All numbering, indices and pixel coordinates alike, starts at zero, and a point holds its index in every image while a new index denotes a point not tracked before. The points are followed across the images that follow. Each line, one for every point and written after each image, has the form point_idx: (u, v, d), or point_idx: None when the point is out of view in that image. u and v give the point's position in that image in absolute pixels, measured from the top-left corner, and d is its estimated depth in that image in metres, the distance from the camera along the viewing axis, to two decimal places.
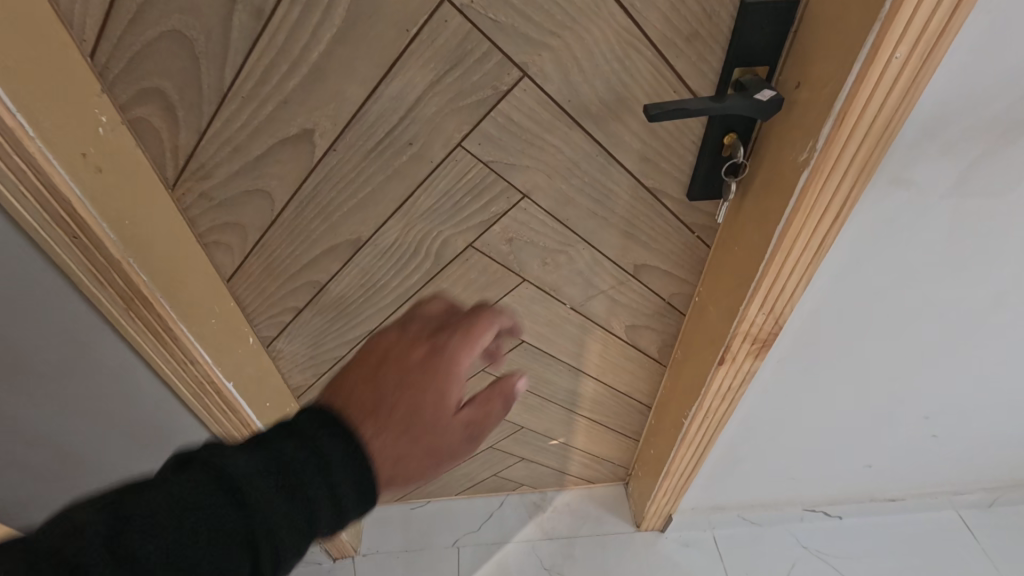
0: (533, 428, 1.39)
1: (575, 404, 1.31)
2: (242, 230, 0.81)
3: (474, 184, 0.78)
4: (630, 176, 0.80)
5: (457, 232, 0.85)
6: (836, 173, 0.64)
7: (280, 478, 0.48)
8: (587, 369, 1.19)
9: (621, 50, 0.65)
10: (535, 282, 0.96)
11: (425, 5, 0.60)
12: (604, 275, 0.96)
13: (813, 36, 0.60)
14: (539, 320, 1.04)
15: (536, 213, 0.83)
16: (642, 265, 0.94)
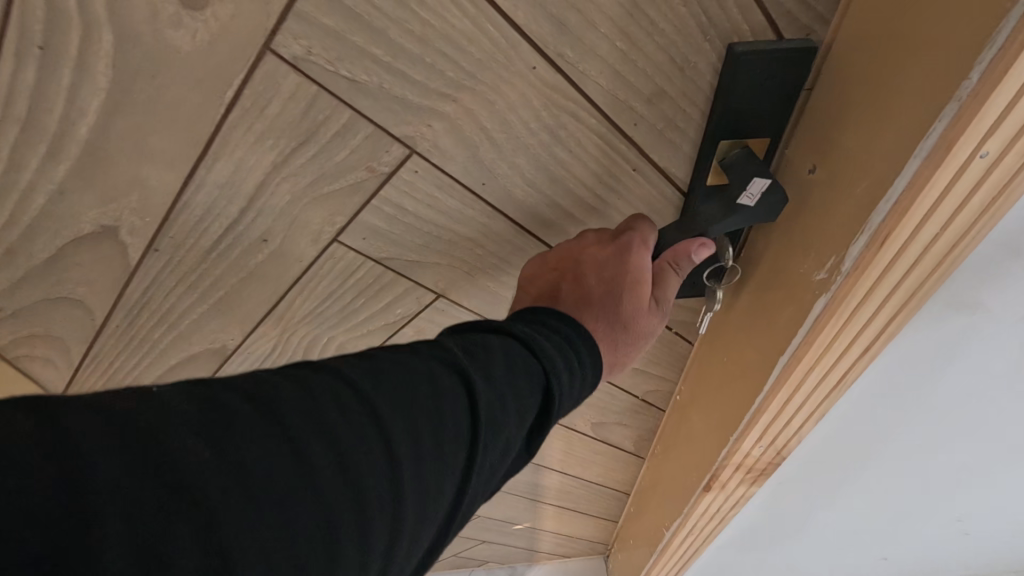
0: (492, 515, 1.18)
1: (539, 493, 1.10)
2: (60, 342, 0.60)
3: (368, 284, 0.57)
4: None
5: (356, 336, 0.64)
6: (869, 304, 0.44)
7: (415, 381, 0.32)
8: (549, 463, 0.98)
9: (551, 118, 0.44)
10: None
11: (236, 60, 0.38)
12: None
13: (835, 108, 0.40)
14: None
15: (457, 314, 0.62)
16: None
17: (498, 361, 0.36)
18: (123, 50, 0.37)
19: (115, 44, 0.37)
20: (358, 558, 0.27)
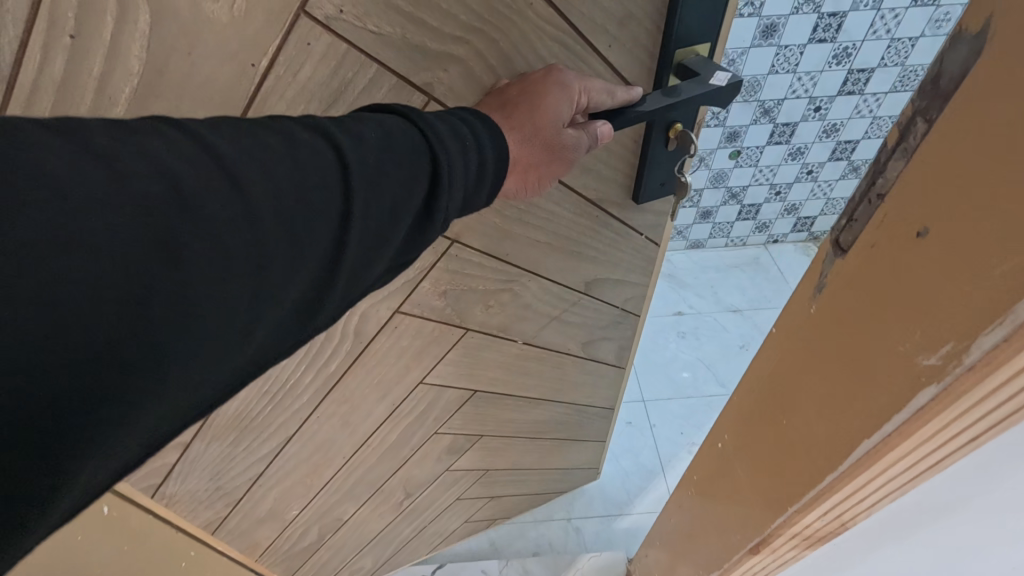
0: (499, 467, 1.25)
1: (540, 431, 1.19)
2: None
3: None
4: (573, 194, 0.66)
5: (377, 301, 0.66)
6: (987, 400, 0.38)
7: (276, 145, 0.35)
8: (547, 396, 1.07)
9: (545, 49, 0.51)
10: (480, 328, 0.80)
11: (272, 25, 0.40)
12: (554, 301, 0.83)
13: (967, 155, 0.33)
14: (489, 365, 0.89)
15: (467, 257, 0.67)
16: (594, 280, 0.83)
17: (371, 134, 0.39)
18: (160, 26, 0.37)
19: (151, 23, 0.37)
20: (216, 272, 0.31)
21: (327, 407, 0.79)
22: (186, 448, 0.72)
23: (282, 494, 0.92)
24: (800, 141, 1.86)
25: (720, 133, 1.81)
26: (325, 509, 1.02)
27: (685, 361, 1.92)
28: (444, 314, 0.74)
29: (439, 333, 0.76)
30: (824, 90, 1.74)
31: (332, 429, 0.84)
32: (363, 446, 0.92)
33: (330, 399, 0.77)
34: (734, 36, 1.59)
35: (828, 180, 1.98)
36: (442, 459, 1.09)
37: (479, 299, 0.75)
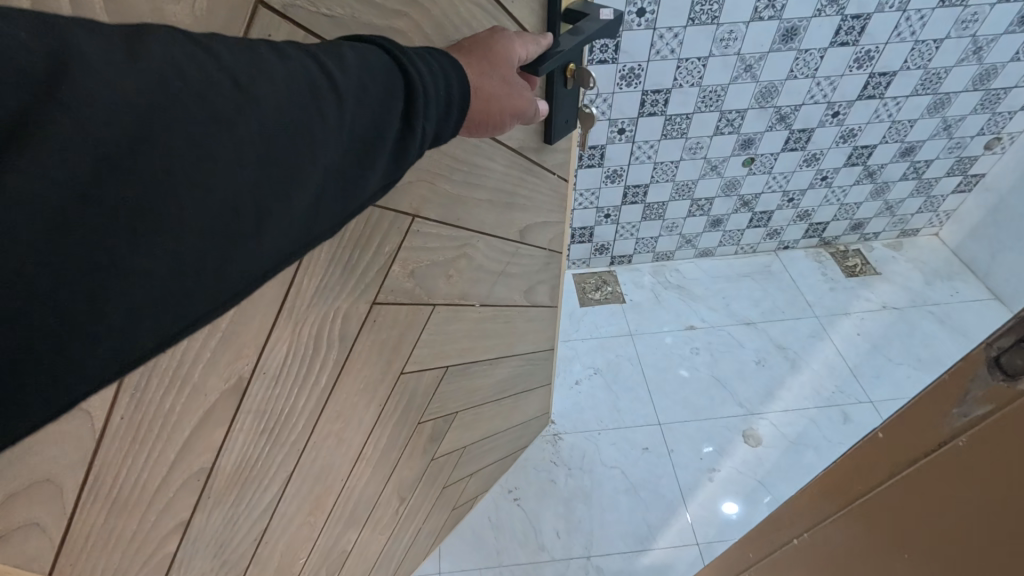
0: (474, 439, 1.30)
1: (501, 390, 1.25)
2: (53, 486, 0.47)
3: (363, 235, 0.61)
4: (502, 148, 0.73)
5: (355, 297, 0.66)
6: None
7: (271, 65, 0.35)
8: (504, 353, 1.14)
9: (467, 12, 0.55)
10: (445, 300, 0.83)
11: (234, 21, 0.39)
12: (499, 256, 0.89)
13: None
14: (456, 336, 0.92)
15: (427, 230, 0.70)
16: (526, 227, 0.91)
17: (351, 57, 0.39)
18: None
19: None
20: (208, 189, 0.31)
21: (321, 430, 0.76)
22: (186, 530, 0.64)
23: (287, 548, 0.86)
24: (816, 148, 1.81)
25: (731, 143, 1.75)
26: (330, 545, 0.97)
27: (702, 384, 1.82)
28: (414, 294, 0.76)
29: (411, 315, 0.78)
30: (843, 95, 1.67)
31: (329, 452, 0.80)
32: (358, 461, 0.89)
33: (323, 419, 0.75)
34: (751, 41, 1.50)
35: (843, 185, 1.94)
36: (427, 449, 1.09)
37: (440, 270, 0.78)
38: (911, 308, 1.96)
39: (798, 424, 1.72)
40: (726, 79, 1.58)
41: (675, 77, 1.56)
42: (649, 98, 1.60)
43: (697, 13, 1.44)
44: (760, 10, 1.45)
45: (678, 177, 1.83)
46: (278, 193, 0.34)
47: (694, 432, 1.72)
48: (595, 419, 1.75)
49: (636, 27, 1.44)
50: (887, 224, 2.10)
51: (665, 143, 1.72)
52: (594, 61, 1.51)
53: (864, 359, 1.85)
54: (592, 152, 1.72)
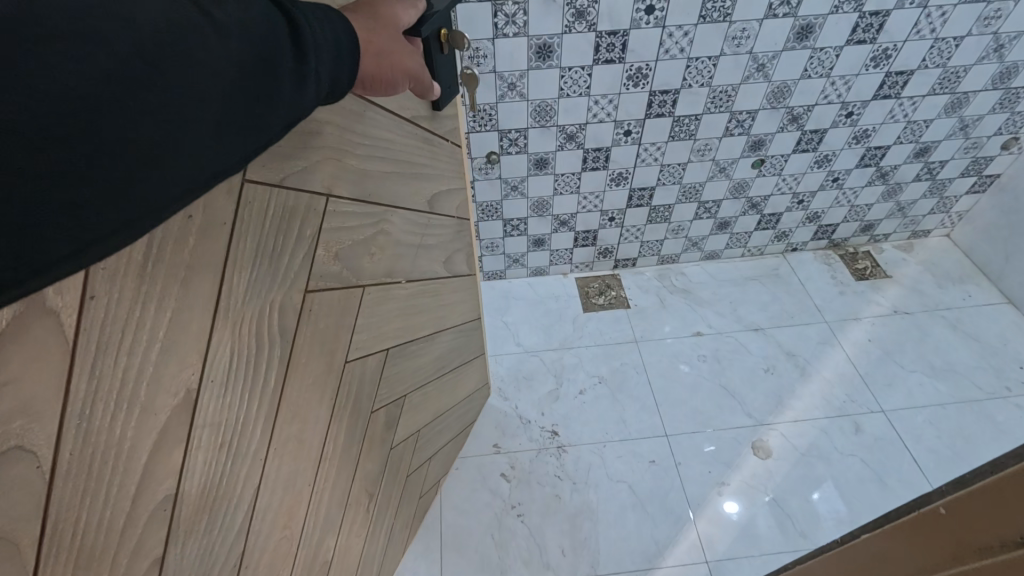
0: (426, 421, 1.32)
1: (441, 364, 1.28)
2: (10, 545, 0.42)
3: (283, 219, 0.61)
4: (399, 118, 0.75)
5: (288, 286, 0.66)
6: None
7: None
8: (438, 326, 1.17)
9: None
10: (373, 280, 0.84)
11: None
12: (413, 229, 0.91)
13: None
14: (390, 317, 0.93)
15: (343, 209, 0.71)
16: (433, 195, 0.94)
17: None
18: None
19: None
20: (97, 112, 0.30)
21: (280, 434, 0.74)
22: (163, 567, 0.60)
23: (270, 568, 0.83)
24: (828, 148, 1.75)
25: (742, 146, 1.71)
26: (311, 557, 0.95)
27: (711, 394, 1.80)
28: (343, 278, 0.76)
29: (344, 300, 0.78)
30: (859, 95, 1.60)
31: (292, 458, 0.78)
32: (322, 461, 0.88)
33: (280, 421, 0.73)
34: (764, 38, 1.43)
35: (854, 186, 1.90)
36: (384, 438, 1.10)
37: (363, 249, 0.79)
38: (918, 315, 1.95)
39: (810, 435, 1.69)
40: (737, 79, 1.51)
41: (684, 80, 1.50)
42: (657, 99, 1.54)
43: (708, 11, 1.36)
44: (775, 7, 1.36)
45: (686, 179, 1.80)
46: (178, 136, 0.35)
47: (704, 456, 1.66)
48: (600, 431, 1.73)
49: (643, 24, 1.37)
50: (897, 224, 2.08)
51: (672, 145, 1.68)
52: (597, 62, 1.43)
53: (875, 368, 1.83)
54: (595, 155, 1.68)
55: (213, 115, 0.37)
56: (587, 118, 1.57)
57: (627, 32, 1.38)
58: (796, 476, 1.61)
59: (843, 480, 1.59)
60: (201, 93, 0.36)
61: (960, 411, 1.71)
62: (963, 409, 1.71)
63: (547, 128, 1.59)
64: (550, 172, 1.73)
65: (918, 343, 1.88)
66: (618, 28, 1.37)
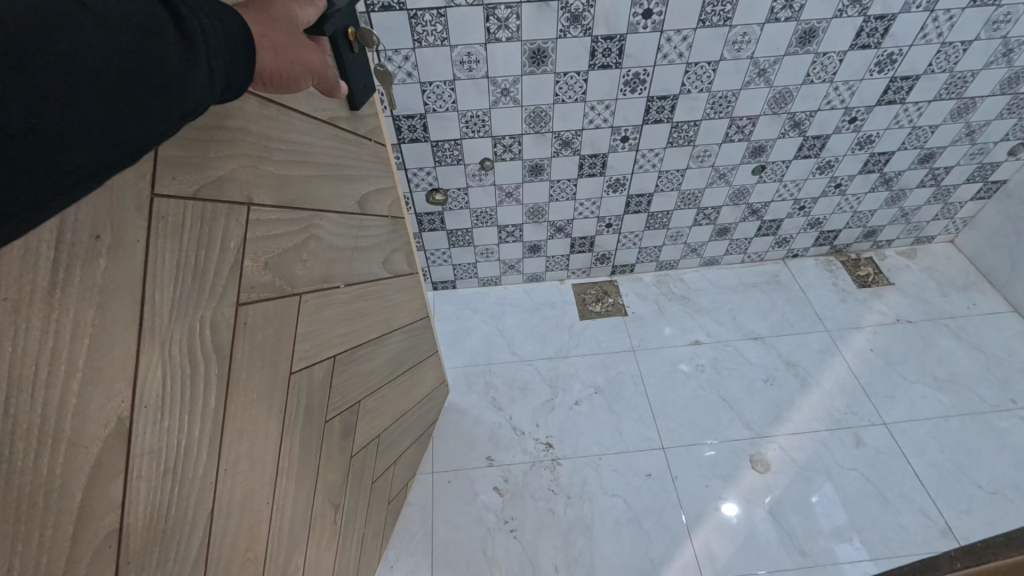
0: (406, 428, 1.09)
1: (394, 369, 1.01)
2: None
3: (198, 233, 0.49)
4: (307, 116, 0.64)
5: (221, 303, 0.53)
6: None
7: None
8: (392, 322, 0.99)
9: None
10: (309, 287, 0.70)
11: None
12: (345, 229, 0.79)
13: None
14: (335, 324, 0.78)
15: (264, 215, 0.58)
16: (360, 195, 0.83)
17: None
18: None
19: None
20: None
21: (231, 452, 0.59)
22: None
23: None
24: (831, 154, 1.20)
25: (776, 187, 1.27)
26: None
27: (722, 366, 1.29)
28: (277, 288, 0.62)
29: (281, 309, 0.64)
30: (921, 93, 1.10)
31: (245, 488, 0.63)
32: (282, 480, 0.71)
33: (228, 441, 0.58)
34: (770, 45, 0.97)
35: (909, 200, 1.36)
36: (342, 447, 0.87)
37: (292, 255, 0.65)
38: (924, 321, 1.34)
39: (813, 443, 1.14)
40: (760, 108, 1.08)
41: (707, 111, 1.07)
42: (630, 135, 1.10)
43: (777, 6, 0.91)
44: (775, 11, 0.92)
45: (686, 185, 1.24)
46: (45, 138, 0.22)
47: (681, 428, 1.18)
48: (597, 442, 1.16)
49: (641, 31, 0.92)
50: (902, 233, 1.45)
51: (657, 198, 1.26)
52: (594, 68, 0.97)
53: (901, 346, 1.30)
54: (591, 163, 1.15)
55: (100, 107, 0.24)
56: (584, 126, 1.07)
57: (625, 38, 0.93)
58: (840, 491, 1.08)
59: (873, 482, 1.09)
60: (78, 67, 0.23)
61: (962, 426, 1.15)
62: (970, 422, 1.16)
63: (485, 185, 1.17)
64: (543, 256, 1.40)
65: (930, 336, 1.31)
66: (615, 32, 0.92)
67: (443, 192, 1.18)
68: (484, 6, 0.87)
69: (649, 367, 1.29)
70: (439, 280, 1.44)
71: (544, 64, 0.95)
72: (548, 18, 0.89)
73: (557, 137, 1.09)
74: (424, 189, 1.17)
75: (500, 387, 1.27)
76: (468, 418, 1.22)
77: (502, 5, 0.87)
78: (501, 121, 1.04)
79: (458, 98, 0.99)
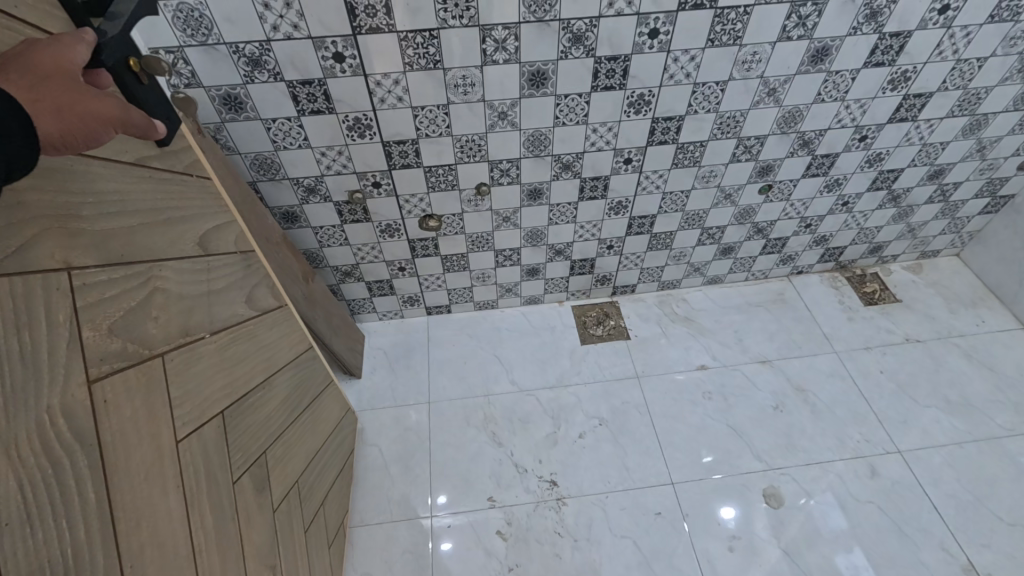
0: (322, 466, 0.90)
1: (294, 405, 0.79)
2: None
3: (14, 313, 0.33)
4: (113, 163, 0.42)
5: (68, 383, 0.37)
6: None
7: None
8: (285, 354, 0.76)
9: None
10: (173, 345, 0.48)
11: None
12: (194, 275, 0.53)
13: None
14: (215, 376, 0.55)
15: (95, 276, 0.40)
16: (200, 234, 0.55)
17: None
18: None
19: None
20: None
21: (130, 549, 0.41)
22: None
23: None
24: (841, 172, 1.16)
25: (783, 206, 1.23)
26: None
27: (728, 394, 1.23)
28: (134, 355, 0.43)
29: (142, 377, 0.44)
30: (935, 110, 1.05)
31: None
32: (203, 552, 0.51)
33: (123, 538, 0.40)
34: (778, 63, 0.91)
35: (915, 209, 1.31)
36: (262, 506, 0.65)
37: (141, 315, 0.44)
38: (934, 340, 1.31)
39: (829, 478, 1.09)
40: (768, 128, 1.03)
41: (714, 132, 1.02)
42: (633, 157, 1.04)
43: (790, 24, 0.86)
44: (787, 29, 0.86)
45: (689, 207, 1.18)
46: None
47: (691, 458, 1.13)
48: (602, 478, 1.10)
49: (647, 52, 0.86)
50: (909, 245, 1.42)
51: (661, 219, 1.20)
52: (596, 90, 0.90)
53: (910, 368, 1.26)
54: (592, 184, 1.09)
55: None
56: (586, 145, 1.00)
57: (630, 59, 0.87)
58: (857, 526, 1.03)
59: (891, 515, 1.04)
60: None
61: (978, 453, 1.11)
62: (987, 447, 1.12)
63: (481, 211, 1.10)
64: (541, 278, 1.33)
65: (941, 356, 1.28)
66: (619, 53, 0.86)
67: (437, 218, 1.10)
68: (481, 28, 0.79)
69: (655, 396, 1.23)
70: (432, 305, 1.36)
71: (544, 87, 0.89)
72: (549, 38, 0.82)
73: (557, 160, 1.02)
74: (417, 216, 1.09)
75: (500, 421, 1.19)
76: (466, 455, 1.14)
77: (499, 25, 0.79)
78: (498, 145, 0.97)
79: (451, 123, 0.92)
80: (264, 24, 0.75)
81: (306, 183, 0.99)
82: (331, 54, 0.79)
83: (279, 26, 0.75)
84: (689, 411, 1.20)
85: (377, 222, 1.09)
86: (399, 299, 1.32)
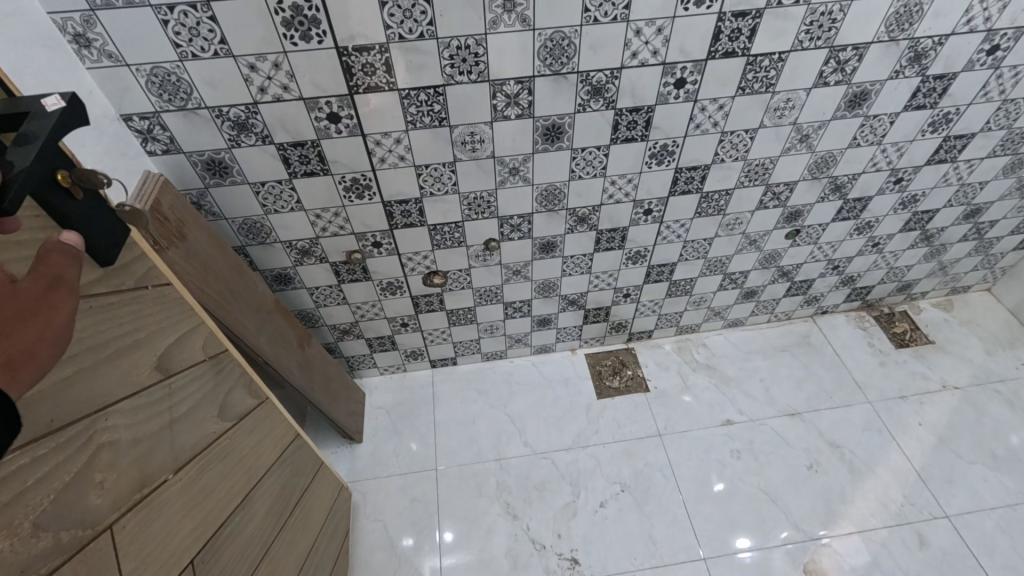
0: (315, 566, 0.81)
1: (280, 511, 0.70)
2: None
3: None
4: None
5: None
6: None
7: None
8: (267, 458, 0.67)
9: None
10: (127, 507, 0.40)
11: None
12: (152, 407, 0.45)
13: None
14: (182, 522, 0.47)
15: (14, 464, 0.31)
16: (160, 352, 0.47)
17: None
18: None
19: None
20: None
21: None
22: None
23: None
24: (872, 214, 1.08)
25: (810, 250, 1.15)
26: None
27: (757, 453, 1.14)
28: (72, 544, 0.35)
29: (83, 568, 0.35)
30: (979, 149, 0.97)
31: None
32: None
33: None
34: (815, 110, 0.84)
35: (948, 247, 1.23)
36: None
37: (80, 486, 0.36)
38: (974, 387, 1.23)
39: (873, 548, 1.00)
40: (798, 175, 0.95)
41: (741, 179, 0.94)
42: (654, 208, 0.96)
43: (827, 70, 0.78)
44: (824, 75, 0.79)
45: (711, 253, 1.10)
46: None
47: (722, 528, 1.04)
48: (626, 554, 1.01)
49: (672, 101, 0.78)
50: (939, 282, 1.35)
51: (680, 267, 1.12)
52: (616, 142, 0.83)
53: (951, 418, 1.18)
54: (609, 235, 1.01)
55: None
56: (603, 198, 0.92)
57: (653, 110, 0.79)
58: None
59: None
60: None
61: None
62: None
63: (489, 265, 1.02)
64: (553, 328, 1.24)
65: (982, 405, 1.20)
66: (641, 105, 0.78)
67: (442, 273, 1.02)
68: (491, 83, 0.72)
69: (680, 457, 1.14)
70: (437, 358, 1.27)
71: (559, 141, 0.81)
72: (566, 92, 0.74)
73: (572, 214, 0.94)
74: (420, 273, 1.01)
75: (514, 489, 1.10)
76: (478, 529, 1.05)
77: (511, 80, 0.72)
78: (509, 201, 0.89)
79: (458, 180, 0.84)
80: (250, 86, 0.67)
81: (300, 246, 0.91)
82: (325, 114, 0.72)
83: (267, 87, 0.67)
84: (717, 474, 1.11)
85: (378, 280, 1.01)
86: (401, 353, 1.23)
